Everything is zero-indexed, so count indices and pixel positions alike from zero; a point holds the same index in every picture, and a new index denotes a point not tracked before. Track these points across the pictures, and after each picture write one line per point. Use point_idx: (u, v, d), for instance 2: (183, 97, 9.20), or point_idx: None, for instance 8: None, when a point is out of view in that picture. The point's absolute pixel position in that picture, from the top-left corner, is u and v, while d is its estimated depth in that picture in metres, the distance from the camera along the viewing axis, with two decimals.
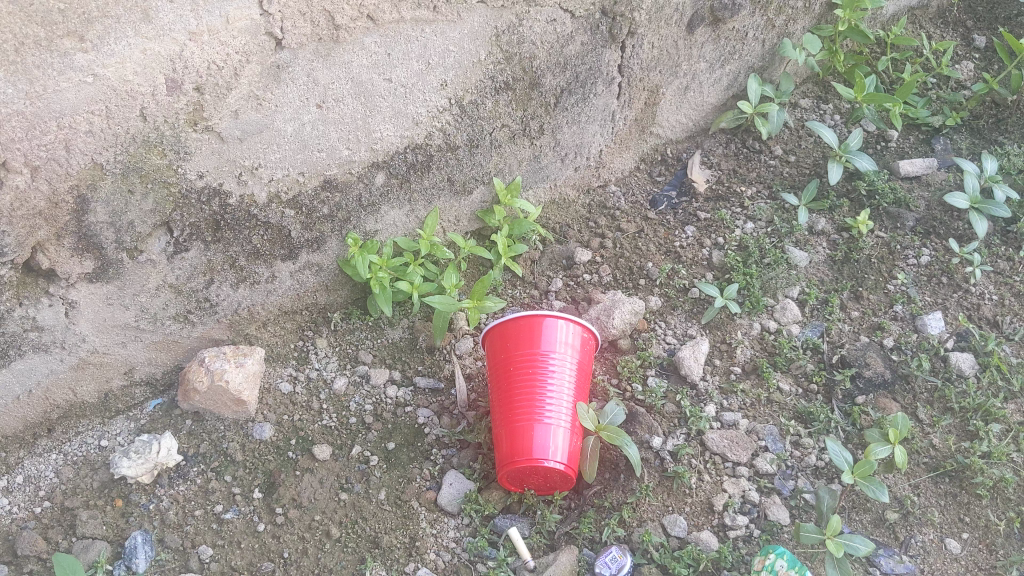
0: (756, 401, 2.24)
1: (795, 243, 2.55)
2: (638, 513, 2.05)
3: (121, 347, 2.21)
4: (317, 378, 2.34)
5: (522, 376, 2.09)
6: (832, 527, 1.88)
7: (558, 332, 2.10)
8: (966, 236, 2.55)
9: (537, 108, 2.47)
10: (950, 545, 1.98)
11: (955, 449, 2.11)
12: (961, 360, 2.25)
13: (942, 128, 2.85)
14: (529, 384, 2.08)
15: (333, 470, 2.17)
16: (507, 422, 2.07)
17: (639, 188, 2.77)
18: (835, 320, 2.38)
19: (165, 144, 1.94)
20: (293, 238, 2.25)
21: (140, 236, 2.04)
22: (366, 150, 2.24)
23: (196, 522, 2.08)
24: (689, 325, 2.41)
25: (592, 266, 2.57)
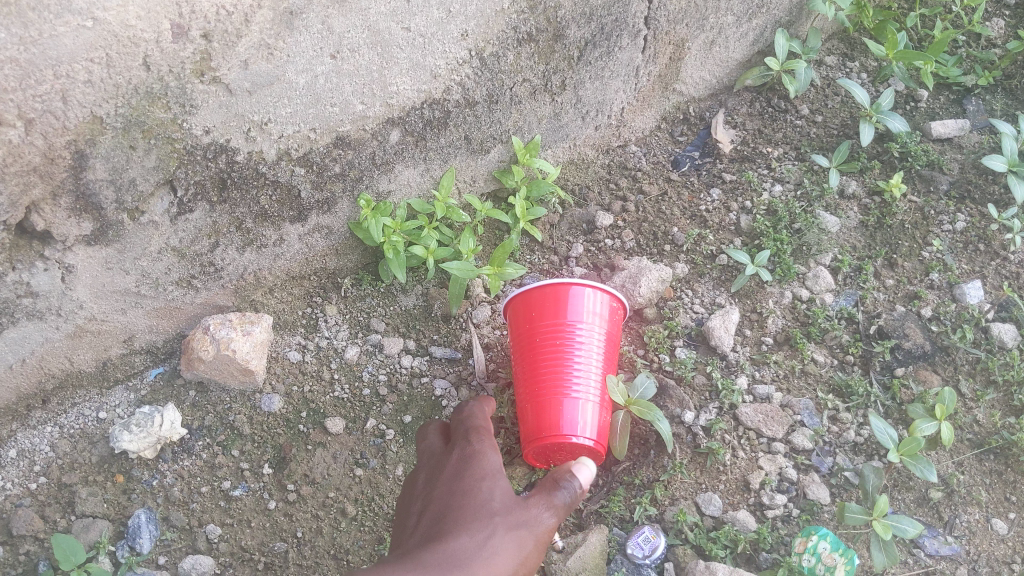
0: (789, 372, 2.14)
1: (825, 208, 2.44)
2: (671, 491, 1.96)
3: (120, 314, 2.08)
4: (327, 346, 2.22)
5: (548, 347, 1.98)
6: (879, 508, 1.79)
7: (585, 301, 1.97)
8: (1003, 200, 2.45)
9: (560, 62, 2.33)
10: (997, 526, 1.91)
11: (1000, 425, 2.02)
12: (1004, 330, 2.15)
13: (974, 88, 2.73)
14: (554, 354, 1.97)
15: (347, 445, 2.09)
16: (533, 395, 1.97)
17: (660, 146, 2.65)
18: (870, 288, 2.28)
19: (169, 96, 1.79)
20: (303, 198, 2.11)
21: (141, 195, 1.90)
22: (381, 105, 2.09)
23: (203, 499, 2.00)
24: (718, 293, 2.30)
25: (614, 231, 2.45)
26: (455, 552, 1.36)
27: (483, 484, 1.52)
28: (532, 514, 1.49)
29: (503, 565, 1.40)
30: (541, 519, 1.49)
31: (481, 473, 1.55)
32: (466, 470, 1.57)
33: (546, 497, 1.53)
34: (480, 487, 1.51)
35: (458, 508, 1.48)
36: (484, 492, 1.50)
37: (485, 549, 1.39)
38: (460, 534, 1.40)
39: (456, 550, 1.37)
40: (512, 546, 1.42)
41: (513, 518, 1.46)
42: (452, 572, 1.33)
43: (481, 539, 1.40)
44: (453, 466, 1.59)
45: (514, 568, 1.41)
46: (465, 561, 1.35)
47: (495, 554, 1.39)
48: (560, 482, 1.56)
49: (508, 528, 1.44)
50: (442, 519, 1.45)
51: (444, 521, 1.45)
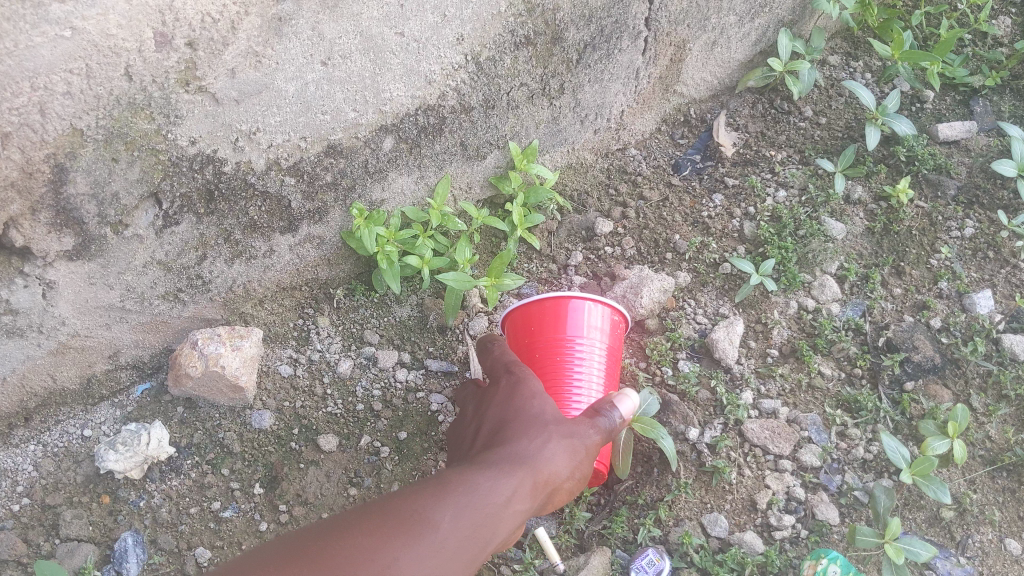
0: (796, 386, 2.08)
1: (831, 214, 2.37)
2: (675, 511, 1.90)
3: (104, 329, 2.00)
4: (320, 360, 2.15)
5: (546, 362, 1.92)
6: (891, 531, 1.74)
7: (585, 315, 1.90)
8: (1012, 206, 2.39)
9: (558, 65, 2.26)
10: (1010, 546, 1.86)
11: (1013, 441, 1.97)
12: (1015, 342, 2.09)
13: (981, 89, 2.66)
14: (552, 369, 1.92)
15: (340, 463, 2.02)
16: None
17: (661, 150, 2.58)
18: (878, 298, 2.22)
19: (153, 107, 1.72)
20: (294, 209, 2.04)
21: (125, 208, 1.83)
22: (373, 112, 2.02)
23: (192, 521, 1.93)
24: (721, 303, 2.24)
25: (614, 239, 2.39)
26: (515, 454, 1.49)
27: (533, 401, 1.61)
28: (580, 427, 1.56)
29: (562, 465, 1.51)
30: (590, 430, 1.56)
31: (529, 391, 1.63)
32: (514, 391, 1.65)
33: (589, 418, 1.58)
34: (531, 403, 1.60)
35: (514, 420, 1.59)
36: (534, 408, 1.59)
37: (542, 452, 1.50)
38: (519, 440, 1.52)
39: (517, 454, 1.49)
40: (570, 449, 1.53)
41: (565, 428, 1.55)
42: (519, 470, 1.46)
43: (539, 444, 1.51)
44: (502, 390, 1.68)
45: (571, 470, 1.52)
46: (523, 461, 1.47)
47: (551, 456, 1.50)
48: (598, 414, 1.59)
49: (561, 436, 1.54)
50: (501, 431, 1.57)
51: (504, 432, 1.56)
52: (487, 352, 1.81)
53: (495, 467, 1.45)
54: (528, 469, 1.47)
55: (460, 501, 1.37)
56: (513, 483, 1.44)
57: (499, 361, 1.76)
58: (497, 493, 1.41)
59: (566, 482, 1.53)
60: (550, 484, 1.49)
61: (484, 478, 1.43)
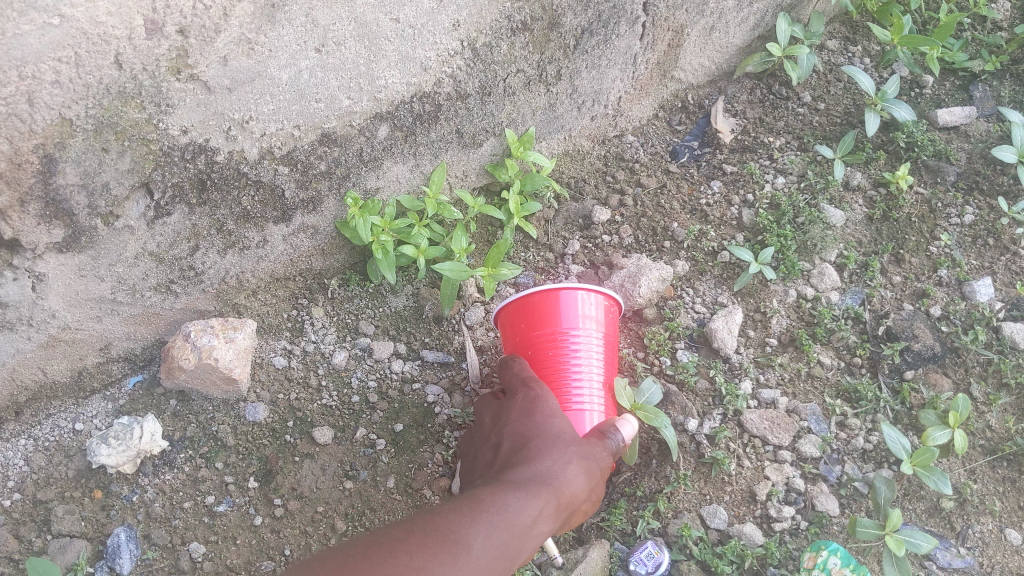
0: (795, 376, 2.07)
1: (829, 201, 2.35)
2: (674, 503, 1.89)
3: (95, 322, 1.98)
4: (314, 351, 2.12)
5: (546, 357, 1.90)
6: (891, 523, 1.73)
7: (579, 306, 1.87)
8: (1012, 192, 2.37)
9: (555, 51, 2.23)
10: (1011, 536, 1.85)
11: (1014, 431, 1.95)
12: (1016, 331, 2.07)
13: (981, 74, 2.63)
14: (552, 364, 1.89)
15: (335, 456, 2.00)
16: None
17: (658, 137, 2.55)
18: (877, 286, 2.20)
19: (144, 96, 1.68)
20: (287, 198, 2.01)
21: (116, 199, 1.80)
22: (368, 99, 1.99)
23: (186, 515, 1.91)
24: (720, 292, 2.22)
25: (611, 227, 2.36)
26: (539, 474, 1.59)
27: (553, 419, 1.72)
28: (594, 451, 1.69)
29: (579, 486, 1.62)
30: (602, 454, 1.70)
31: (549, 409, 1.74)
32: (534, 407, 1.75)
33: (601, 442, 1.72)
34: (551, 422, 1.72)
35: (534, 437, 1.69)
36: (555, 426, 1.70)
37: (564, 472, 1.61)
38: (542, 459, 1.62)
39: (542, 473, 1.59)
40: (586, 470, 1.64)
41: (582, 450, 1.67)
42: (545, 488, 1.56)
43: (561, 463, 1.62)
44: (520, 405, 1.78)
45: (587, 491, 1.64)
46: (549, 481, 1.57)
47: (572, 477, 1.61)
48: (605, 437, 1.74)
49: (579, 457, 1.66)
50: (524, 447, 1.68)
51: (526, 449, 1.66)
52: (507, 368, 1.90)
53: (524, 486, 1.54)
54: (553, 489, 1.57)
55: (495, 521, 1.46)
56: (541, 503, 1.53)
57: (516, 376, 1.85)
58: (527, 514, 1.50)
59: (581, 502, 1.64)
60: (570, 504, 1.60)
61: (515, 497, 1.51)
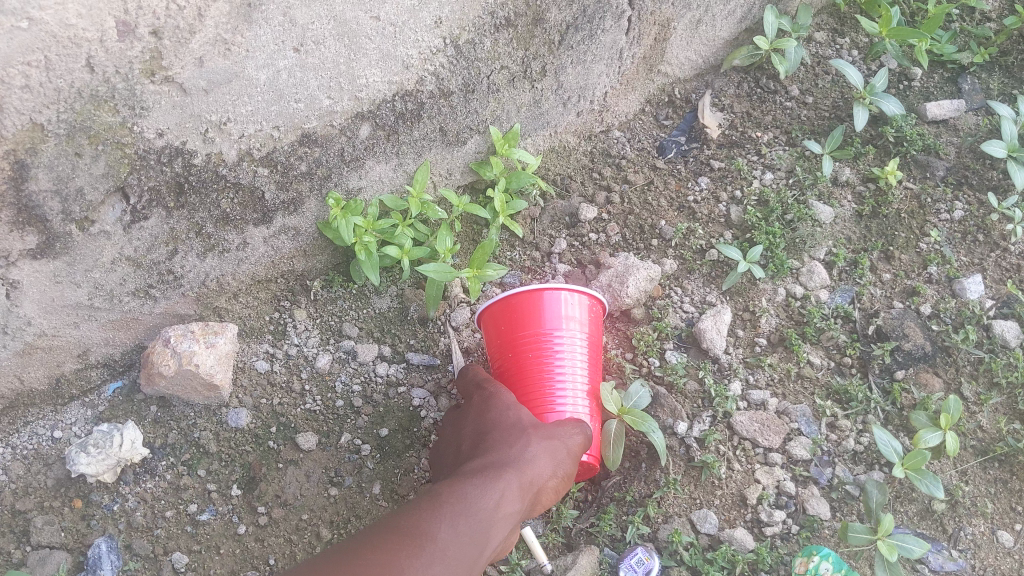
0: (785, 376, 2.05)
1: (818, 196, 2.33)
2: (664, 507, 1.87)
3: (72, 328, 1.93)
4: (297, 355, 2.08)
5: (528, 358, 1.85)
6: (884, 528, 1.71)
7: (562, 307, 1.82)
8: (1002, 186, 2.34)
9: (540, 46, 2.20)
10: (1002, 538, 1.84)
11: (1005, 431, 1.94)
12: (1006, 329, 2.06)
13: (969, 66, 2.61)
14: (534, 364, 1.85)
15: (320, 462, 1.97)
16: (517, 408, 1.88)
17: (645, 132, 2.51)
18: (867, 284, 2.18)
19: (117, 99, 1.65)
20: (267, 200, 1.97)
21: (91, 205, 1.76)
22: (349, 99, 1.94)
23: (168, 524, 1.88)
24: (708, 291, 2.20)
25: (598, 225, 2.33)
26: (500, 461, 1.58)
27: (509, 410, 1.71)
28: (557, 432, 1.68)
29: (545, 465, 1.61)
30: (568, 433, 1.68)
31: (505, 401, 1.74)
32: (487, 402, 1.76)
33: (565, 425, 1.70)
34: (510, 413, 1.71)
35: (493, 430, 1.69)
36: (513, 416, 1.69)
37: (526, 454, 1.59)
38: (502, 447, 1.61)
39: (499, 462, 1.58)
40: (552, 450, 1.63)
41: (544, 432, 1.66)
42: (507, 471, 1.55)
43: (522, 447, 1.61)
44: (477, 404, 1.78)
45: (554, 470, 1.62)
46: (509, 465, 1.56)
47: (534, 458, 1.59)
48: (574, 427, 1.71)
49: (541, 438, 1.64)
50: (484, 441, 1.67)
51: (486, 443, 1.66)
52: (462, 374, 1.92)
53: (483, 473, 1.54)
54: (512, 473, 1.56)
55: (454, 509, 1.45)
56: (502, 485, 1.52)
57: (472, 381, 1.86)
58: (489, 500, 1.50)
59: (551, 481, 1.62)
60: (536, 484, 1.58)
61: (472, 487, 1.51)
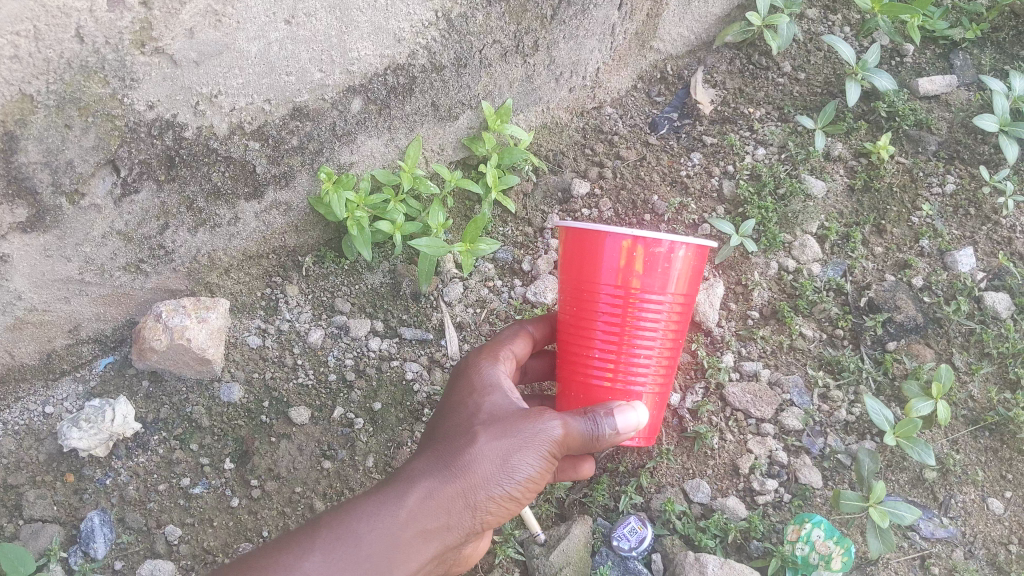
0: (777, 348, 2.05)
1: (810, 171, 2.33)
2: (657, 478, 1.88)
3: (63, 303, 1.94)
4: (289, 330, 2.09)
5: (593, 313, 1.54)
6: (875, 495, 1.72)
7: (656, 259, 1.46)
8: (994, 160, 2.34)
9: (532, 21, 2.19)
10: (993, 505, 1.84)
11: (996, 400, 1.94)
12: (997, 301, 2.06)
13: (961, 42, 2.60)
14: (597, 319, 1.54)
15: (313, 436, 1.97)
16: (568, 360, 1.62)
17: (637, 109, 2.52)
18: (859, 258, 2.18)
19: (106, 70, 1.65)
20: (259, 173, 1.96)
21: (81, 177, 1.76)
22: (340, 72, 1.94)
23: (160, 498, 1.88)
24: (700, 265, 2.20)
25: (591, 201, 2.33)
26: (428, 470, 1.45)
27: (479, 399, 1.54)
28: (526, 425, 1.44)
29: (481, 471, 1.42)
30: (543, 428, 1.43)
31: (476, 387, 1.57)
32: (459, 384, 1.61)
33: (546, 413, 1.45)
34: (470, 402, 1.54)
35: (457, 420, 1.53)
36: (476, 408, 1.52)
37: (461, 459, 1.43)
38: (441, 449, 1.47)
39: (428, 470, 1.45)
40: (496, 453, 1.43)
41: (500, 427, 1.46)
42: (424, 485, 1.42)
43: (462, 449, 1.44)
44: (458, 380, 1.63)
45: (502, 477, 1.43)
46: (433, 477, 1.43)
47: (472, 465, 1.42)
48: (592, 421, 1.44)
49: (493, 437, 1.45)
50: (443, 432, 1.53)
51: (440, 439, 1.52)
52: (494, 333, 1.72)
53: (396, 488, 1.42)
54: (430, 487, 1.42)
55: (335, 534, 1.36)
56: (410, 504, 1.40)
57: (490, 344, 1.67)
58: (384, 523, 1.38)
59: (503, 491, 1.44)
60: (472, 494, 1.43)
61: (369, 505, 1.40)
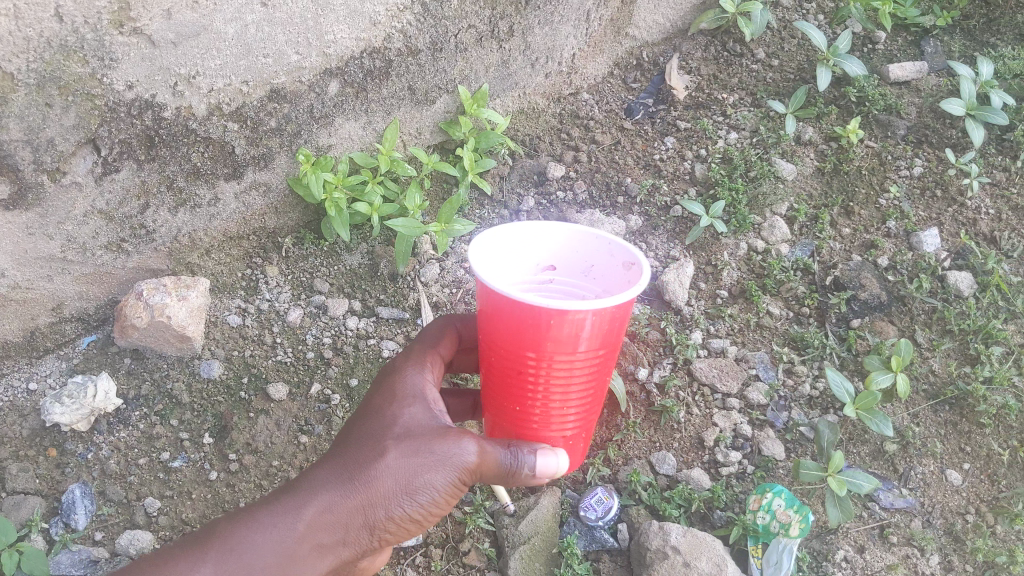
0: (744, 326, 2.10)
1: (782, 155, 2.37)
2: (624, 451, 1.94)
3: (46, 281, 1.99)
4: (268, 309, 2.13)
5: (509, 364, 1.38)
6: (833, 464, 1.76)
7: (566, 331, 1.28)
8: (961, 144, 2.39)
9: (506, 7, 2.25)
10: (951, 477, 1.88)
11: (955, 375, 2.00)
12: (960, 279, 2.11)
13: (932, 29, 2.64)
14: (513, 371, 1.39)
15: (290, 412, 1.99)
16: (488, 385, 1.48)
17: (613, 94, 2.57)
18: (826, 238, 2.24)
19: (86, 50, 1.71)
20: (237, 155, 2.02)
21: (62, 155, 1.81)
22: (317, 55, 2.00)
23: (141, 471, 1.91)
24: (672, 245, 2.25)
25: (566, 183, 2.38)
26: (330, 479, 1.38)
27: (393, 407, 1.45)
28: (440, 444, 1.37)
29: (383, 489, 1.36)
30: (456, 451, 1.36)
31: (393, 393, 1.48)
32: (376, 388, 1.52)
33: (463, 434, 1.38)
34: (388, 409, 1.45)
35: (367, 422, 1.45)
36: (390, 415, 1.44)
37: (365, 473, 1.37)
38: (347, 457, 1.40)
39: (330, 479, 1.38)
40: (404, 471, 1.36)
41: (410, 441, 1.39)
42: (322, 498, 1.36)
43: (367, 462, 1.37)
44: (377, 381, 1.54)
45: (407, 494, 1.37)
46: (334, 488, 1.37)
47: (376, 481, 1.36)
48: (509, 456, 1.38)
49: (402, 452, 1.38)
50: (351, 433, 1.45)
51: (347, 442, 1.44)
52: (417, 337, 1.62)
53: (294, 498, 1.36)
54: (328, 500, 1.36)
55: (227, 546, 1.30)
56: (307, 517, 1.34)
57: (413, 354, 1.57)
58: (275, 536, 1.32)
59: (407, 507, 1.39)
60: (373, 510, 1.37)
61: (264, 516, 1.34)
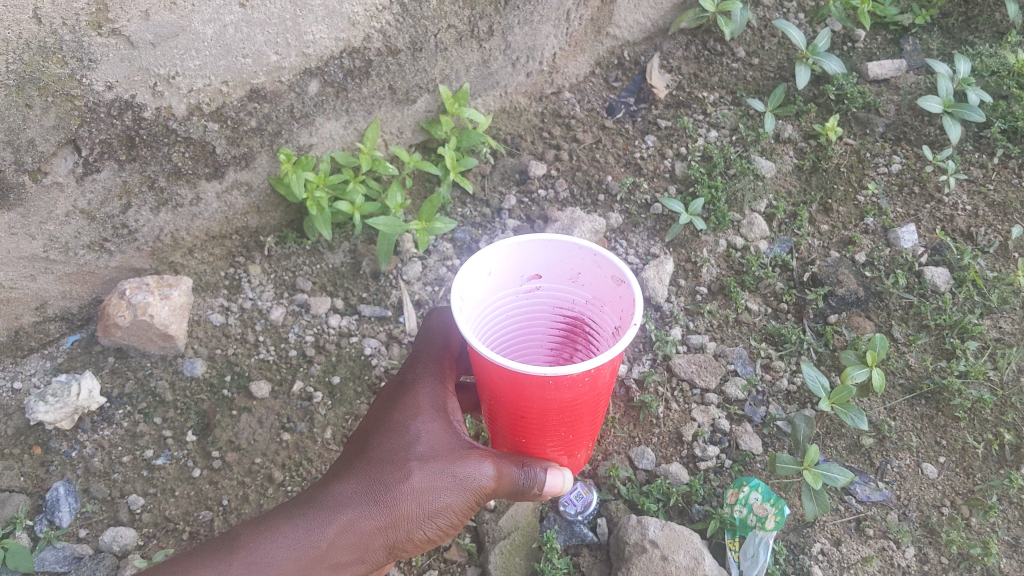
0: (723, 322, 2.12)
1: (761, 152, 2.40)
2: (604, 446, 1.96)
3: (30, 281, 2.00)
4: (251, 308, 2.14)
5: (504, 399, 1.43)
6: (810, 457, 1.77)
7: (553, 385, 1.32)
8: (938, 142, 2.42)
9: (486, 6, 2.26)
10: (927, 470, 1.89)
11: (932, 369, 2.02)
12: (936, 275, 2.14)
13: (911, 27, 2.67)
14: (508, 405, 1.44)
15: (273, 409, 2.00)
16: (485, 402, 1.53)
17: (594, 93, 2.58)
18: (805, 235, 2.26)
19: (65, 51, 1.72)
20: (218, 154, 2.03)
21: (43, 155, 1.82)
22: (296, 55, 2.01)
23: (124, 469, 1.92)
24: (652, 243, 2.26)
25: (547, 181, 2.40)
26: (354, 496, 1.45)
27: (414, 423, 1.50)
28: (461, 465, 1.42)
29: (405, 509, 1.43)
30: (475, 473, 1.41)
31: (414, 406, 1.52)
32: (395, 397, 1.55)
33: (484, 455, 1.43)
34: (411, 425, 1.50)
35: (388, 435, 1.50)
36: (411, 432, 1.49)
37: (387, 493, 1.43)
38: (369, 473, 1.46)
39: (353, 496, 1.45)
40: (425, 491, 1.42)
41: (433, 461, 1.44)
42: (344, 515, 1.43)
43: (389, 481, 1.44)
44: (397, 389, 1.57)
45: (426, 513, 1.43)
46: (356, 506, 1.43)
47: (396, 500, 1.43)
48: (521, 477, 1.42)
49: (424, 471, 1.43)
50: (374, 446, 1.50)
51: (369, 455, 1.49)
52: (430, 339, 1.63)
53: (317, 515, 1.43)
54: (350, 517, 1.42)
55: (250, 559, 1.38)
56: (330, 535, 1.41)
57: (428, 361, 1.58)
58: (298, 552, 1.40)
59: (425, 525, 1.45)
60: (392, 528, 1.44)
61: (290, 531, 1.41)
